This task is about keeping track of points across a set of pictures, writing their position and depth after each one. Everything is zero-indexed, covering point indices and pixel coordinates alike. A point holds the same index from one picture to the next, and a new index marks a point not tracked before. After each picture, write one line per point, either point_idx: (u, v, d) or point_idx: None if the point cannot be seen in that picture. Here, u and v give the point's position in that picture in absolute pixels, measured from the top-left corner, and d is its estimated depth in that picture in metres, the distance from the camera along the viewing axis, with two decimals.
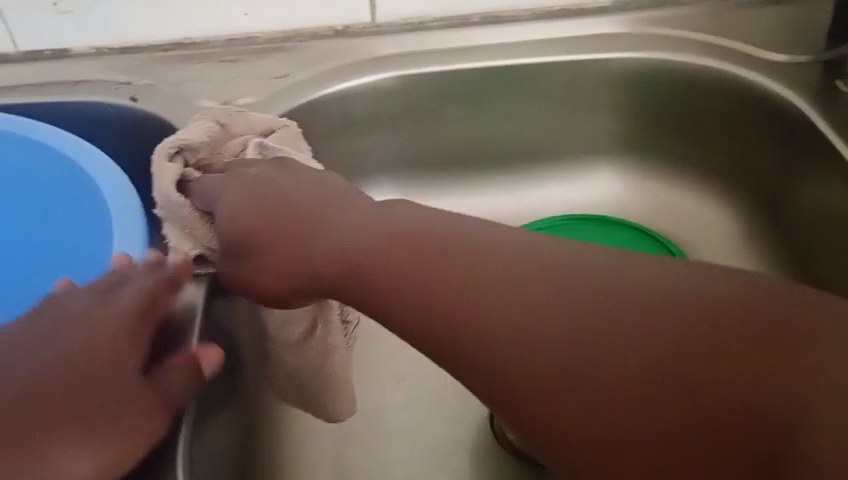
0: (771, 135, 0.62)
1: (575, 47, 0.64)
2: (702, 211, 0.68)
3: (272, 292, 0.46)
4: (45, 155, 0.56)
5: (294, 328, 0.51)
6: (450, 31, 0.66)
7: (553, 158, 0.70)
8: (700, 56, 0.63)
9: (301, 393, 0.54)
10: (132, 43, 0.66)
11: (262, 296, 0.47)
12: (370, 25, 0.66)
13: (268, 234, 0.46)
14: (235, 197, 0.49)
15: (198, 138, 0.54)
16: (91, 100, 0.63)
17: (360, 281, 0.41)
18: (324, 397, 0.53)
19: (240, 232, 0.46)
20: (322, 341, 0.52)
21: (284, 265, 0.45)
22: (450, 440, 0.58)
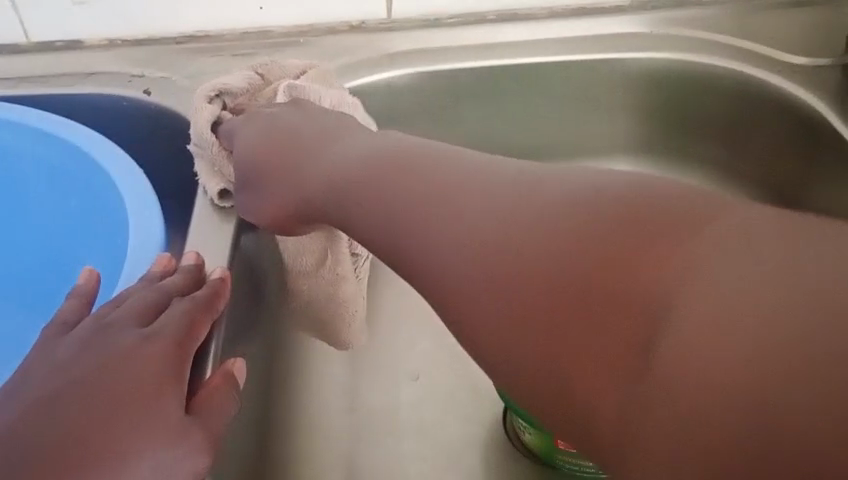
0: (792, 137, 0.62)
1: (592, 45, 0.64)
2: None
3: (271, 217, 0.48)
4: (73, 155, 0.56)
5: (309, 259, 0.53)
6: (467, 28, 0.66)
7: (568, 157, 0.70)
8: (720, 58, 0.63)
9: (320, 321, 0.56)
10: (145, 36, 0.65)
11: (264, 223, 0.49)
12: (386, 21, 0.66)
13: (268, 163, 0.49)
14: (252, 130, 0.51)
15: (239, 86, 0.57)
16: (104, 92, 0.63)
17: (328, 196, 0.42)
18: (336, 315, 0.56)
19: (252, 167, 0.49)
20: (333, 270, 0.54)
21: (274, 189, 0.47)
22: (463, 436, 0.58)
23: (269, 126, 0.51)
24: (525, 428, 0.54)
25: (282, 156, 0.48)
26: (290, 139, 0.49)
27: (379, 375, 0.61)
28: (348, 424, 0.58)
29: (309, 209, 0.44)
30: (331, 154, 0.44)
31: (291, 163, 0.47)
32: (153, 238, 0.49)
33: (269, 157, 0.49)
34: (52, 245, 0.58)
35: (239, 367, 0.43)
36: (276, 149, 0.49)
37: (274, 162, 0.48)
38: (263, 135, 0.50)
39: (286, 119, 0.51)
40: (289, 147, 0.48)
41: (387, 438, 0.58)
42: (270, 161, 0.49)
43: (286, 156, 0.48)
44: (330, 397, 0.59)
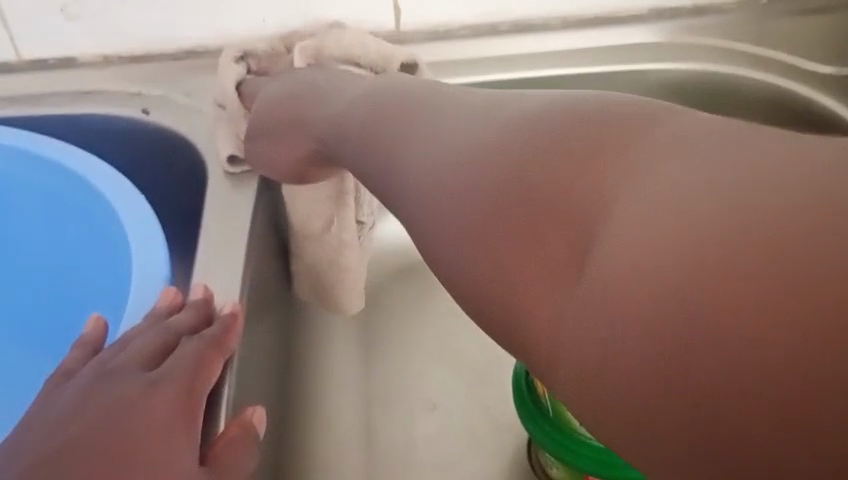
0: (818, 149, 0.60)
1: (609, 58, 0.62)
2: None
3: (285, 160, 0.48)
4: (73, 183, 0.53)
5: (317, 220, 0.53)
6: (479, 40, 0.63)
7: None
8: (741, 68, 0.61)
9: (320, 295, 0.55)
10: (141, 52, 0.62)
11: (278, 168, 0.49)
12: (394, 32, 0.63)
13: (277, 111, 0.50)
14: (268, 87, 0.52)
15: (261, 49, 0.59)
16: (101, 112, 0.60)
17: (337, 136, 0.42)
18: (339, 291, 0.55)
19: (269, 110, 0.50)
20: (339, 236, 0.54)
21: (287, 133, 0.48)
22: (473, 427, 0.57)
23: (293, 81, 0.52)
24: (553, 463, 0.51)
25: (299, 101, 0.49)
26: (309, 86, 0.49)
27: (394, 351, 0.61)
28: (366, 402, 0.58)
29: (321, 146, 0.45)
30: (339, 93, 0.45)
31: (299, 109, 0.48)
32: (156, 279, 0.46)
33: (286, 102, 0.50)
34: (50, 278, 0.55)
35: (258, 417, 0.40)
36: (294, 97, 0.49)
37: (291, 107, 0.49)
38: (285, 85, 0.51)
39: (310, 76, 0.52)
40: (306, 93, 0.49)
41: (405, 415, 0.58)
42: (287, 106, 0.49)
43: (302, 100, 0.48)
44: (347, 374, 0.59)
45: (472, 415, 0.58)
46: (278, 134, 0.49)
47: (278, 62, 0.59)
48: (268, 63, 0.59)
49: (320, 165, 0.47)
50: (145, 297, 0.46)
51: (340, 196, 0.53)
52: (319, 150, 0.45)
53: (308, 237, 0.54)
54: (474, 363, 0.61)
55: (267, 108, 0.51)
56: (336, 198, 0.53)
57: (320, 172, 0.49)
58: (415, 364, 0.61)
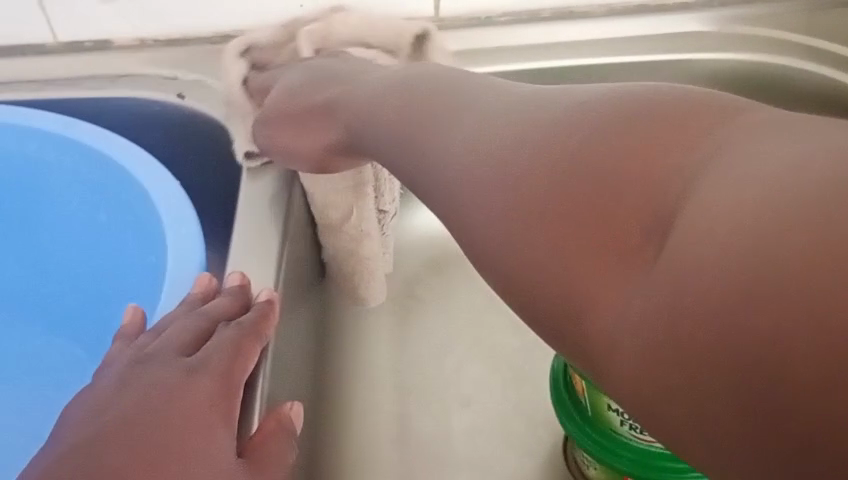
0: None
1: (654, 46, 0.60)
2: None
3: (306, 152, 0.47)
4: (110, 170, 0.52)
5: (336, 212, 0.52)
6: (521, 27, 0.61)
7: None
8: (797, 61, 0.59)
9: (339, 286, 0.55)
10: (179, 36, 0.61)
11: (298, 160, 0.48)
12: (433, 19, 0.61)
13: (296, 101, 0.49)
14: (286, 79, 0.52)
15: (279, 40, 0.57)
16: (136, 96, 0.59)
17: (363, 125, 0.41)
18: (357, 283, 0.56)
19: (287, 102, 0.49)
20: (356, 227, 0.53)
21: (305, 122, 0.47)
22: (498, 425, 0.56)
23: (307, 72, 0.51)
24: (590, 462, 0.50)
25: (318, 93, 0.48)
26: (328, 79, 0.48)
27: (425, 345, 0.60)
28: (398, 398, 0.57)
29: (342, 135, 0.44)
30: (359, 83, 0.44)
31: (319, 98, 0.47)
32: (191, 268, 0.45)
33: (305, 94, 0.48)
34: (87, 266, 0.55)
35: (296, 413, 0.39)
36: (312, 90, 0.48)
37: (309, 99, 0.48)
38: (303, 79, 0.50)
39: (321, 66, 0.51)
40: (324, 85, 0.48)
41: (438, 410, 0.56)
42: (306, 98, 0.48)
43: (320, 92, 0.47)
44: (378, 370, 0.58)
45: (508, 411, 0.56)
46: (297, 126, 0.48)
47: (281, 53, 0.57)
48: (271, 54, 0.57)
49: (342, 154, 0.45)
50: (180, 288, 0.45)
51: (359, 185, 0.51)
52: (344, 139, 0.44)
53: (328, 228, 0.53)
54: (509, 356, 0.59)
55: (284, 100, 0.50)
56: (354, 188, 0.51)
57: (344, 164, 0.47)
58: (447, 358, 0.59)
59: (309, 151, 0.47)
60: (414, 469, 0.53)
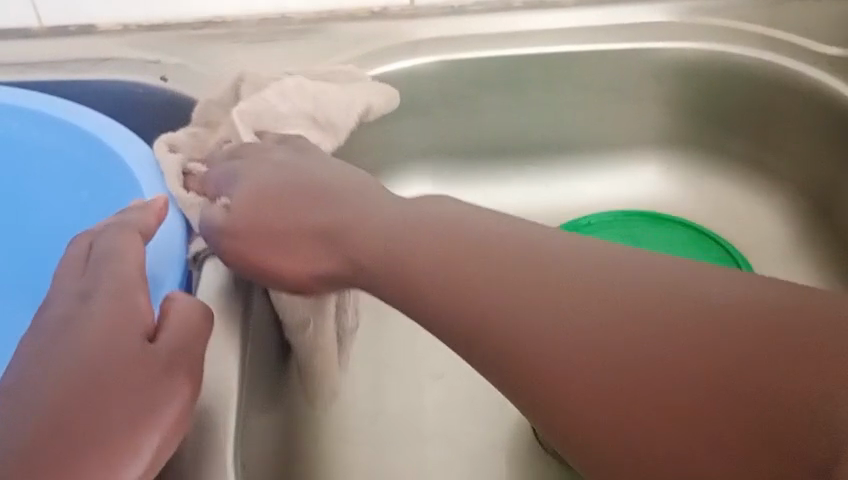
0: (826, 135, 0.60)
1: (620, 35, 0.62)
2: (757, 216, 0.65)
3: (296, 275, 0.41)
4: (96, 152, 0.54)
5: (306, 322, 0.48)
6: (493, 15, 0.64)
7: (589, 151, 0.67)
8: (754, 48, 0.61)
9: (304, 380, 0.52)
10: (163, 21, 0.63)
11: (283, 281, 0.41)
12: (408, 8, 0.64)
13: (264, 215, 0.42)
14: (254, 176, 0.45)
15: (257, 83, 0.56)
16: (118, 78, 0.61)
17: (384, 270, 0.37)
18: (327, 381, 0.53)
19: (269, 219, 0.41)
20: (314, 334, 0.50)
21: (294, 247, 0.40)
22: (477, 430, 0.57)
23: (290, 178, 0.43)
24: None
25: (313, 206, 0.41)
26: (326, 189, 0.42)
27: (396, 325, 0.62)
28: (372, 376, 0.59)
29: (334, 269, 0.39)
30: (377, 217, 0.39)
31: (315, 220, 0.40)
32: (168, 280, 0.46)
33: (293, 208, 0.41)
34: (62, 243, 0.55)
35: None
36: (304, 200, 0.41)
37: (302, 217, 0.41)
38: (287, 187, 0.43)
39: (308, 169, 0.44)
40: (322, 199, 0.41)
41: (410, 384, 0.59)
42: (295, 212, 0.41)
43: (317, 208, 0.41)
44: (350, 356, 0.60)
45: (478, 389, 0.59)
46: (288, 246, 0.41)
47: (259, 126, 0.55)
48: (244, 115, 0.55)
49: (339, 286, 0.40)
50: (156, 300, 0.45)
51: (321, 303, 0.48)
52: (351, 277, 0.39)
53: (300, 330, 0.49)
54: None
55: (262, 215, 0.42)
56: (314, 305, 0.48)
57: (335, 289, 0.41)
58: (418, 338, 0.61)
59: (296, 274, 0.41)
60: (388, 460, 0.55)
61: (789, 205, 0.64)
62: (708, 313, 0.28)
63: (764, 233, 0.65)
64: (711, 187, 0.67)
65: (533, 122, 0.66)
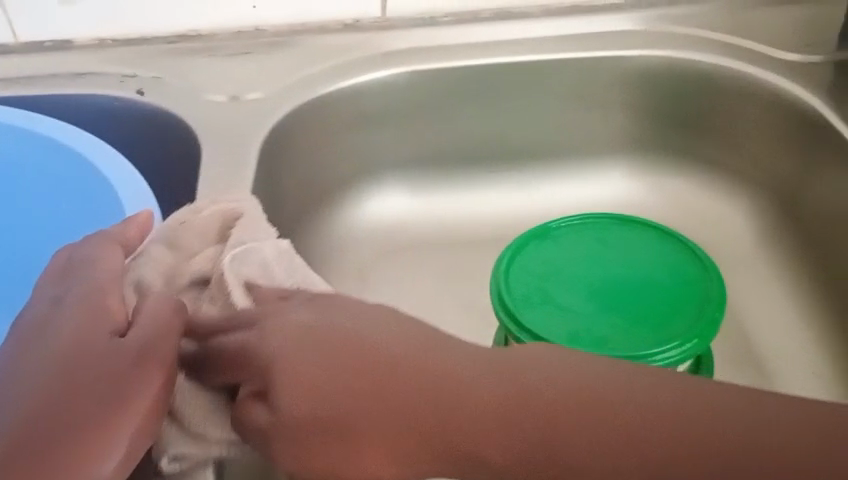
0: (786, 137, 0.62)
1: (587, 44, 0.64)
2: (722, 216, 0.67)
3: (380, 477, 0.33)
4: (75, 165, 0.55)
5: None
6: (463, 26, 0.66)
7: (558, 156, 0.69)
8: (713, 55, 0.63)
9: None
10: (138, 36, 0.64)
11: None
12: (380, 20, 0.66)
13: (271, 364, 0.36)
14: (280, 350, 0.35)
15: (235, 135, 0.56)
16: (95, 92, 0.61)
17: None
18: None
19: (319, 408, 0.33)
20: None
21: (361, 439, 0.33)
22: None
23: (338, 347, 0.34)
24: None
25: (377, 396, 0.33)
26: (378, 355, 0.34)
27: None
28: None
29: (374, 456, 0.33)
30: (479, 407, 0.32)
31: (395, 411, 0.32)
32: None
33: (357, 400, 0.33)
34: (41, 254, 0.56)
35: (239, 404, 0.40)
36: (364, 382, 0.33)
37: (377, 414, 0.33)
38: (335, 365, 0.34)
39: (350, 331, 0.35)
40: (387, 383, 0.33)
41: None
42: (358, 405, 0.33)
43: (395, 402, 0.33)
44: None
45: None
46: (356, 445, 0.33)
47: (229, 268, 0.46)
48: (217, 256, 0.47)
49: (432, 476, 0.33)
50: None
51: None
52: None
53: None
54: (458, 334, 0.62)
55: (311, 408, 0.33)
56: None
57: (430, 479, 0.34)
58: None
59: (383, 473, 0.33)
60: None
61: (754, 205, 0.66)
62: (695, 413, 0.31)
63: (783, 333, 0.60)
64: (680, 189, 0.69)
65: (505, 129, 0.67)
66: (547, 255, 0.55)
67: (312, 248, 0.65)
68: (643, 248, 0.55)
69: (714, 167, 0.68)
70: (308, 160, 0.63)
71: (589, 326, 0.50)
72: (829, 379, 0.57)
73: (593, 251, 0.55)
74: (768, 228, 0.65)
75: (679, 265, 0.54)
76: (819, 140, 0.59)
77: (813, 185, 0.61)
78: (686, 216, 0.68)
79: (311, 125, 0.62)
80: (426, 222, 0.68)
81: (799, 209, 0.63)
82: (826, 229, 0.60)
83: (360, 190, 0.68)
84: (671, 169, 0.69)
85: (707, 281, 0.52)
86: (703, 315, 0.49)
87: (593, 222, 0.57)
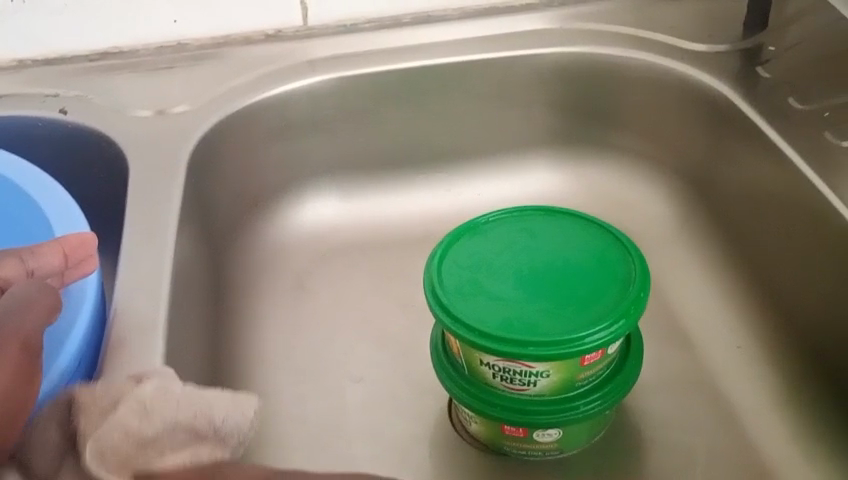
0: (697, 123, 0.65)
1: (506, 43, 0.66)
2: (643, 204, 0.70)
3: None
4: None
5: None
6: (385, 31, 0.67)
7: (484, 154, 0.71)
8: (626, 48, 0.66)
9: None
10: (57, 56, 0.64)
11: None
12: (302, 29, 0.67)
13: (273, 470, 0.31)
14: None
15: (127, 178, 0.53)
16: (17, 113, 0.61)
17: None
18: None
19: None
20: None
21: None
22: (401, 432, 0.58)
23: None
24: (471, 417, 0.54)
25: None
26: None
27: (316, 332, 0.63)
28: (295, 384, 0.60)
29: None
30: None
31: None
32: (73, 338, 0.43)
33: None
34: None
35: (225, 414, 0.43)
36: None
37: None
38: None
39: None
40: None
41: (330, 391, 0.60)
42: None
43: None
44: (275, 368, 0.61)
45: (398, 388, 0.60)
46: None
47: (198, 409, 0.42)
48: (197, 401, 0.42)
49: None
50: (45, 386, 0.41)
51: None
52: None
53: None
54: (397, 334, 0.63)
55: None
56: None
57: None
58: (340, 343, 0.63)
59: None
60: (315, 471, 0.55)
61: (672, 191, 0.69)
62: None
63: (705, 313, 0.63)
64: (603, 181, 0.71)
65: (430, 130, 0.69)
66: (475, 247, 0.57)
67: (246, 258, 0.65)
68: (568, 234, 0.57)
69: (632, 156, 0.70)
70: (238, 169, 0.64)
71: (520, 312, 0.51)
72: (751, 353, 0.60)
73: (520, 240, 0.57)
74: (685, 212, 0.68)
75: (602, 249, 0.56)
76: (727, 125, 0.62)
77: (722, 168, 0.64)
78: (611, 206, 0.71)
79: (238, 135, 0.63)
80: (359, 225, 0.69)
81: (711, 191, 0.65)
82: (736, 210, 0.63)
83: (291, 197, 0.68)
84: (592, 160, 0.72)
85: (628, 264, 0.54)
86: (627, 295, 0.51)
87: (520, 213, 0.59)
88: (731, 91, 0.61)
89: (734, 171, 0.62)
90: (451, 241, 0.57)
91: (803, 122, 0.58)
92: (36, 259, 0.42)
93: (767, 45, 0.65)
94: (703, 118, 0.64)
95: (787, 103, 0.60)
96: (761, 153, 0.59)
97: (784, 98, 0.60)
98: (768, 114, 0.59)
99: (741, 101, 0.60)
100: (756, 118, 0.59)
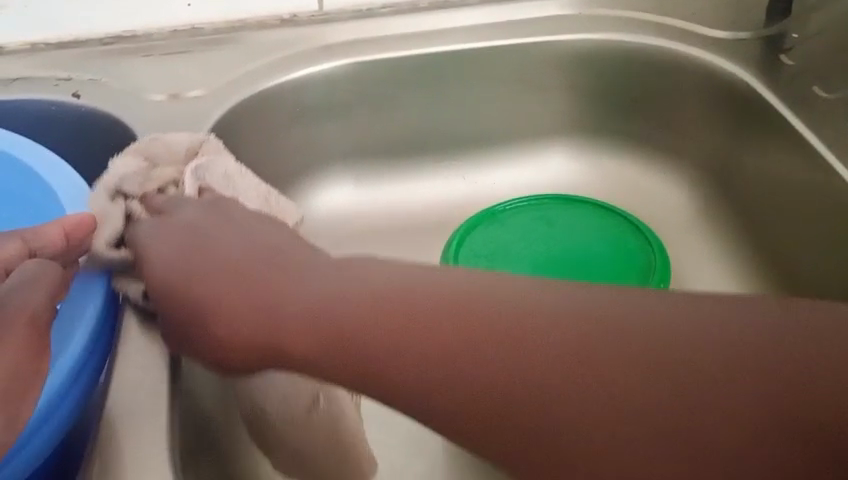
0: (718, 112, 0.63)
1: (525, 29, 0.65)
2: (660, 193, 0.69)
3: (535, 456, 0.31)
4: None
5: (295, 406, 0.46)
6: (401, 17, 0.66)
7: (500, 142, 0.70)
8: (646, 35, 0.65)
9: None
10: (70, 39, 0.63)
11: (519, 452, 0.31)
12: (318, 13, 0.66)
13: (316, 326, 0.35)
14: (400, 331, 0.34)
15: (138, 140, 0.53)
16: (31, 97, 0.60)
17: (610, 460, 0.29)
18: None
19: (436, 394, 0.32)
20: None
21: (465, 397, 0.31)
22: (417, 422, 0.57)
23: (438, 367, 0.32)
24: None
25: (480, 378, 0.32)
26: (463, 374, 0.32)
27: None
28: None
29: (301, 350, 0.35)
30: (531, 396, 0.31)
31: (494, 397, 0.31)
32: (82, 327, 0.42)
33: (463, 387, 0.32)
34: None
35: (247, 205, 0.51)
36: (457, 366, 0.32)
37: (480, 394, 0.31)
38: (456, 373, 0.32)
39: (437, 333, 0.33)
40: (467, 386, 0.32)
41: None
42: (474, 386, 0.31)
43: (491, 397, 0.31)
44: None
45: None
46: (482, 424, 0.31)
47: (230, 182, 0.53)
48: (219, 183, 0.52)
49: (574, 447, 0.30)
50: (52, 377, 0.39)
51: None
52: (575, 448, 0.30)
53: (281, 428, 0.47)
54: None
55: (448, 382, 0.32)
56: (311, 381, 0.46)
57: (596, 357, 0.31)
58: None
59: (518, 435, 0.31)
60: None
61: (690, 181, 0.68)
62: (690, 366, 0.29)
63: None
64: (621, 169, 0.71)
65: (446, 117, 0.68)
66: (492, 236, 0.56)
67: None
68: (587, 224, 0.56)
69: (649, 144, 0.69)
70: (252, 156, 0.63)
71: None
72: None
73: (538, 230, 0.56)
74: (704, 202, 0.67)
75: (622, 239, 0.55)
76: (750, 113, 0.61)
77: (743, 157, 0.63)
78: (629, 195, 0.70)
79: (252, 120, 0.62)
80: (373, 214, 0.69)
81: (730, 180, 0.64)
82: (756, 201, 0.62)
83: (305, 184, 0.68)
84: (610, 148, 0.71)
85: (650, 255, 0.53)
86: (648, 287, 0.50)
87: (539, 202, 0.58)
88: (753, 78, 0.60)
89: (754, 160, 0.61)
90: (468, 230, 0.56)
91: (828, 111, 0.57)
92: (37, 240, 0.41)
93: (791, 32, 0.63)
94: (724, 105, 0.63)
95: (812, 91, 0.59)
96: (785, 142, 0.57)
97: (809, 87, 0.59)
98: (792, 103, 0.58)
99: (764, 89, 0.59)
100: (781, 106, 0.58)
